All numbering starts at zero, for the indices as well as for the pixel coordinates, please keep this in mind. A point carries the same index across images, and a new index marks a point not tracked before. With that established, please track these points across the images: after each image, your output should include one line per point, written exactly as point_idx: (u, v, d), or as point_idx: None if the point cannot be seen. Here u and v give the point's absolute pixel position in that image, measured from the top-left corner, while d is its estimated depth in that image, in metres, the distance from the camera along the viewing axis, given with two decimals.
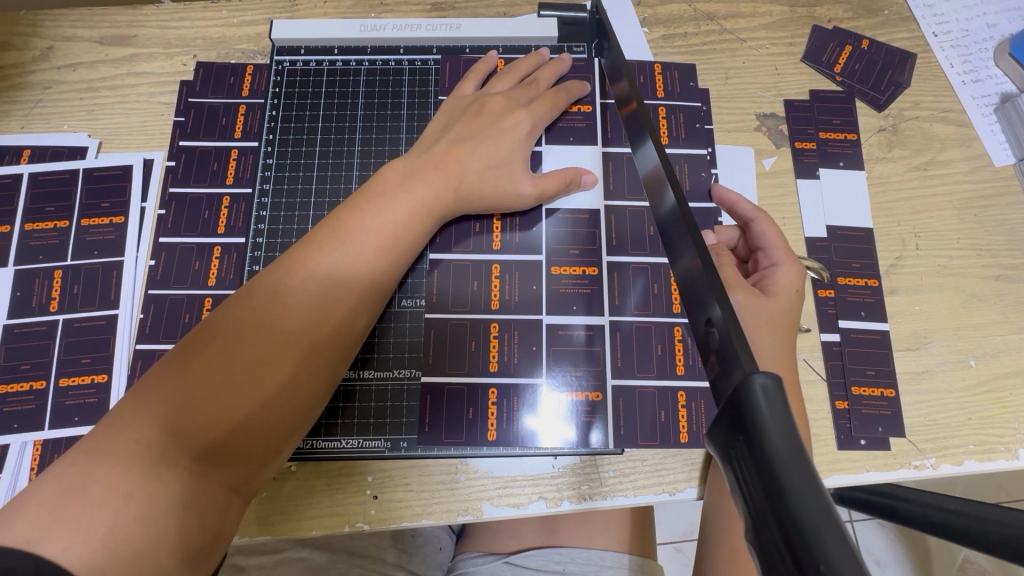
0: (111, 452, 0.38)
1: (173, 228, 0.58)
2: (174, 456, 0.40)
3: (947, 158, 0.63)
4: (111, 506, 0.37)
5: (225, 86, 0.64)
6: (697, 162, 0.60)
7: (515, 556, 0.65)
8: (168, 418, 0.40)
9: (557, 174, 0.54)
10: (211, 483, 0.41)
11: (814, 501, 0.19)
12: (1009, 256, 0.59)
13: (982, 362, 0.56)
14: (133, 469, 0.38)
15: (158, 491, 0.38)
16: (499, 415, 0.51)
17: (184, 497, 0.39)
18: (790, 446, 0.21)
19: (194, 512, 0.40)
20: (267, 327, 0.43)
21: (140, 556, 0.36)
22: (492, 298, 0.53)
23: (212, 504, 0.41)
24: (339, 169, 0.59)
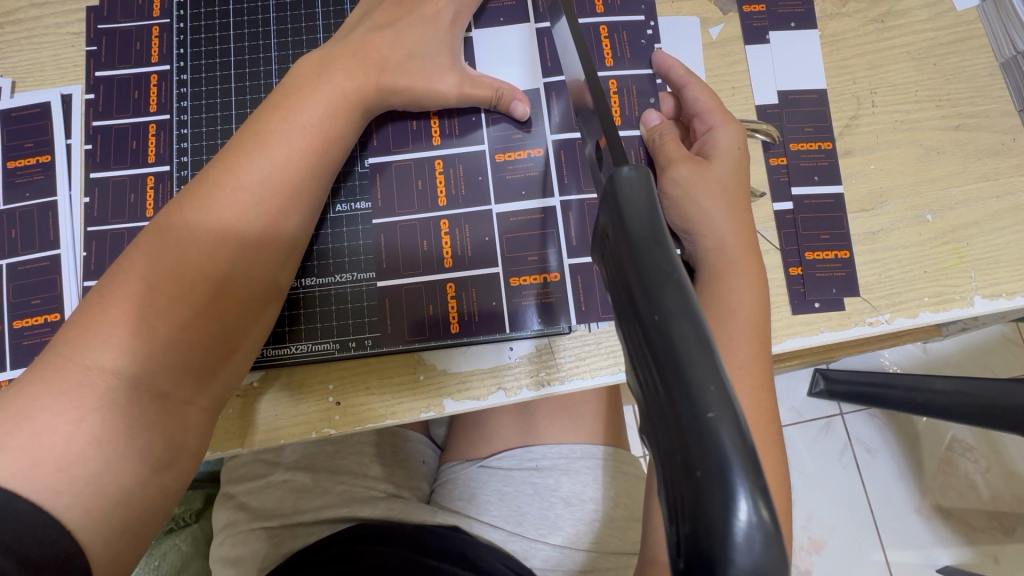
0: (66, 377, 0.38)
1: (102, 162, 0.57)
2: (129, 379, 0.39)
3: (907, 6, 0.59)
4: (64, 430, 0.37)
5: (133, 7, 0.60)
6: (637, 28, 0.57)
7: (490, 459, 0.67)
8: (113, 343, 0.39)
9: (486, 81, 0.50)
10: (171, 405, 0.41)
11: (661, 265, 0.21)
12: (970, 103, 0.57)
13: (939, 215, 0.55)
14: (82, 394, 0.38)
15: (111, 413, 0.38)
16: (459, 308, 0.50)
17: (141, 419, 0.39)
18: (646, 226, 0.23)
19: (155, 433, 0.40)
20: (205, 238, 0.42)
21: (98, 477, 0.37)
22: (438, 194, 0.51)
23: (175, 426, 0.41)
24: (257, 77, 0.57)
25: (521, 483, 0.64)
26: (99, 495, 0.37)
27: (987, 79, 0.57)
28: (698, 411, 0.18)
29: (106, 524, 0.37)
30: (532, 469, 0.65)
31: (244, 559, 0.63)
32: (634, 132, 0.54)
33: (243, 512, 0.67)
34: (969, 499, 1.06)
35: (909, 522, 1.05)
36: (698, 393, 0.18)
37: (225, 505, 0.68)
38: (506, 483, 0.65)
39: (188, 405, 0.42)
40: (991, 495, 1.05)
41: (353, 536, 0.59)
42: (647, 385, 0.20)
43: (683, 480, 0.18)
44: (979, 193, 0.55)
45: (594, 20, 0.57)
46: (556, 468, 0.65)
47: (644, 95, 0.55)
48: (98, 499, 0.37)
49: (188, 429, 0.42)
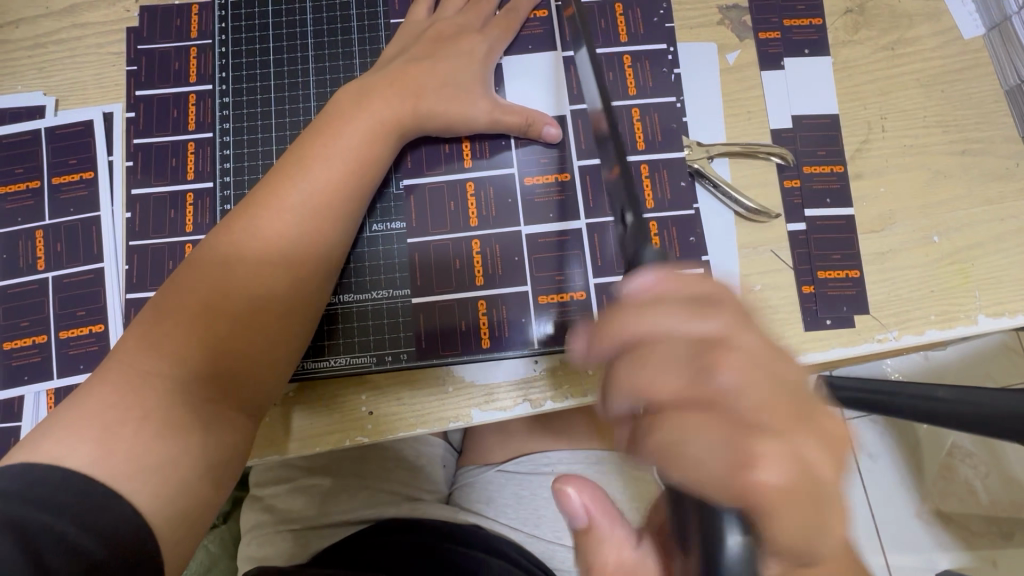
0: (131, 379, 0.41)
1: (143, 178, 0.59)
2: (189, 381, 0.42)
3: (916, 35, 0.61)
4: (131, 424, 0.39)
5: (173, 29, 0.62)
6: (659, 55, 0.60)
7: (507, 464, 0.70)
8: (171, 354, 0.42)
9: (519, 111, 0.53)
10: (225, 408, 0.43)
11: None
12: (976, 129, 0.59)
13: (946, 237, 0.57)
14: (145, 394, 0.40)
15: (173, 411, 0.41)
16: (490, 323, 0.52)
17: (199, 416, 0.42)
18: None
19: (210, 433, 0.42)
20: (254, 256, 0.45)
21: (163, 467, 0.39)
22: (470, 215, 0.54)
23: (226, 429, 0.43)
24: (297, 101, 0.59)
25: (537, 487, 0.67)
26: (164, 483, 0.39)
27: (992, 105, 0.60)
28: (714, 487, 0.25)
29: (173, 513, 0.39)
30: (548, 474, 0.68)
31: (271, 559, 0.66)
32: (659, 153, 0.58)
33: (270, 514, 0.69)
34: (968, 505, 1.08)
35: (909, 526, 1.08)
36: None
37: (253, 507, 0.71)
38: (523, 486, 0.67)
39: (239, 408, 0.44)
40: (992, 502, 1.07)
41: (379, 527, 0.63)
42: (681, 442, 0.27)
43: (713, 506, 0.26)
44: (984, 216, 0.57)
45: (619, 49, 0.60)
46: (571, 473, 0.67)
47: (667, 119, 0.58)
48: (163, 488, 0.39)
49: (237, 432, 0.44)
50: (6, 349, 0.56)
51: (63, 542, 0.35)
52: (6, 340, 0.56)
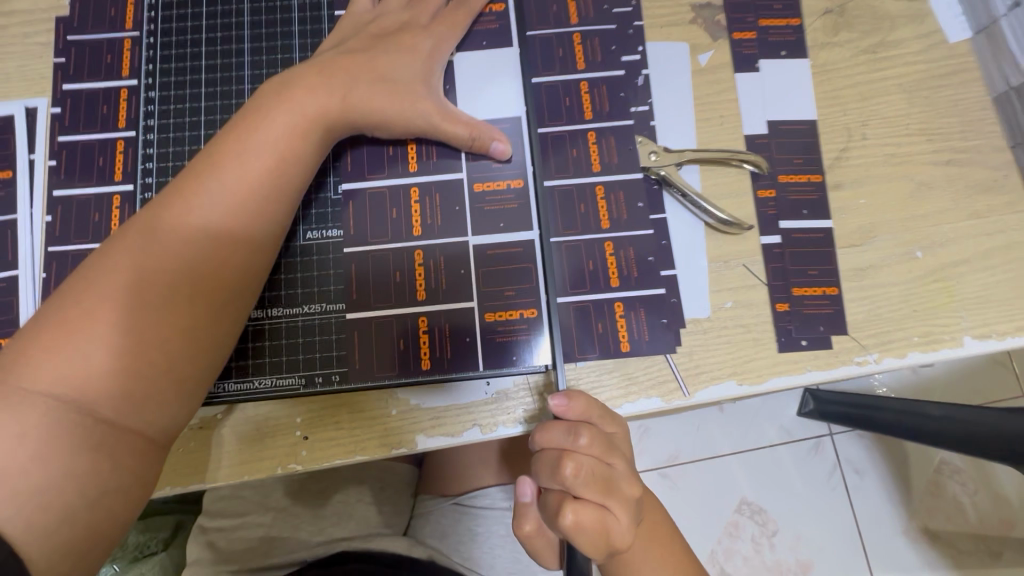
0: (6, 394, 0.36)
1: (67, 179, 0.55)
2: (71, 399, 0.37)
3: (898, 37, 0.58)
4: (4, 441, 0.35)
5: (105, 19, 0.58)
6: (617, 83, 0.55)
7: (464, 497, 0.65)
8: (56, 368, 0.37)
9: (466, 117, 0.49)
10: (126, 427, 0.38)
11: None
12: (961, 138, 0.56)
13: (929, 252, 0.53)
14: (20, 413, 0.36)
15: (54, 432, 0.36)
16: (430, 344, 0.48)
17: (86, 438, 0.37)
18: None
19: (102, 457, 0.37)
20: (156, 262, 0.40)
21: (42, 490, 0.35)
22: (413, 224, 0.49)
23: (128, 450, 0.38)
24: (229, 97, 0.55)
25: (494, 522, 0.64)
26: (43, 508, 0.35)
27: (979, 112, 0.56)
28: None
29: (55, 544, 0.35)
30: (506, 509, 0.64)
31: None
32: (628, 174, 0.53)
33: (209, 551, 0.63)
34: (956, 522, 1.04)
35: (898, 549, 1.04)
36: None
37: (193, 541, 0.64)
38: (478, 522, 0.64)
39: (136, 431, 0.39)
40: (980, 520, 1.04)
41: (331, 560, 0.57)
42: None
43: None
44: (970, 231, 0.54)
45: (575, 77, 0.55)
46: None
47: (623, 142, 0.54)
48: (41, 514, 0.35)
49: (144, 454, 0.39)
50: None
51: None
52: None
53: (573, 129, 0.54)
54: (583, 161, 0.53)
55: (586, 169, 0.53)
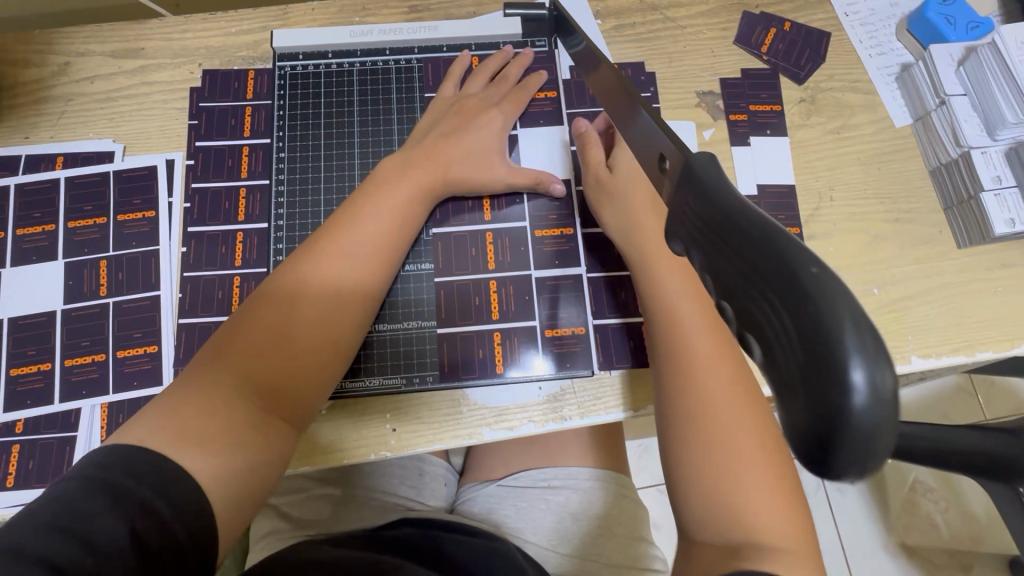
0: (204, 388, 0.48)
1: (199, 218, 0.67)
2: (246, 389, 0.48)
3: (857, 122, 0.74)
4: (201, 417, 0.46)
5: (231, 91, 0.71)
6: None
7: (507, 479, 0.80)
8: (237, 364, 0.49)
9: (528, 171, 0.64)
10: (275, 413, 0.50)
11: (771, 240, 0.21)
12: (907, 201, 0.71)
13: (883, 289, 0.68)
14: (216, 401, 0.47)
15: (233, 414, 0.47)
16: (504, 352, 0.62)
17: (256, 419, 0.48)
18: (720, 181, 0.26)
19: (259, 433, 0.48)
20: (317, 290, 0.53)
21: (224, 454, 0.45)
22: (489, 260, 0.64)
23: (275, 432, 0.50)
24: (342, 158, 0.69)
25: (534, 499, 0.76)
26: (224, 468, 0.45)
27: (920, 182, 0.72)
28: (847, 337, 0.18)
29: (230, 496, 0.45)
30: (545, 487, 0.77)
31: None
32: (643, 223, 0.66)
33: (285, 521, 0.77)
34: (931, 539, 1.17)
35: (876, 557, 1.16)
36: (816, 293, 0.19)
37: (269, 514, 0.78)
38: (521, 499, 0.77)
39: (280, 416, 0.50)
40: (951, 534, 1.17)
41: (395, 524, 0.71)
42: (780, 345, 0.20)
43: (744, 280, 0.22)
44: (914, 273, 0.69)
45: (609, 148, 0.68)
46: (566, 487, 0.77)
47: None
48: (221, 472, 0.45)
49: (284, 435, 0.51)
50: (67, 365, 0.62)
51: (156, 518, 0.40)
52: (69, 357, 0.62)
53: None
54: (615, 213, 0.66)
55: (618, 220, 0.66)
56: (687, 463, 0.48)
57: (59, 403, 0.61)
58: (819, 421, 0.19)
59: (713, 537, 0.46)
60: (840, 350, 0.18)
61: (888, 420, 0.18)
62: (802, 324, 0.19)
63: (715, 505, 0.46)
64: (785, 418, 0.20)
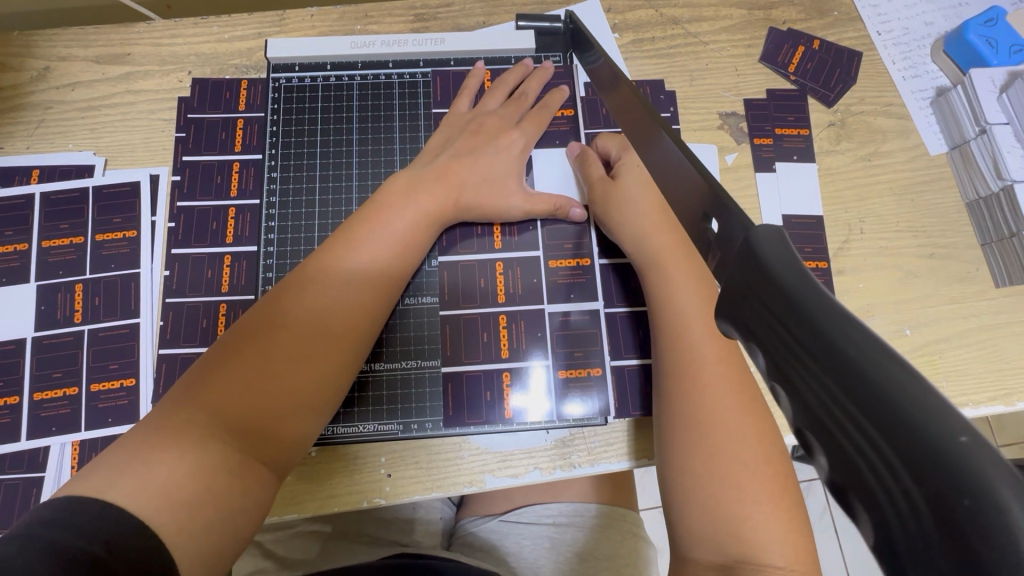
0: (171, 428, 0.41)
1: (184, 239, 0.62)
2: (221, 429, 0.42)
3: (889, 148, 0.70)
4: (166, 463, 0.39)
5: (222, 101, 0.66)
6: None
7: (510, 515, 0.75)
8: (210, 400, 0.43)
9: (545, 197, 0.60)
10: (252, 456, 0.43)
11: (887, 381, 0.16)
12: (941, 236, 0.67)
13: (916, 330, 0.64)
14: (185, 442, 0.41)
15: (204, 458, 0.41)
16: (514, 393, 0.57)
17: (230, 464, 0.41)
18: (793, 269, 0.21)
19: (235, 480, 0.41)
20: (306, 318, 0.48)
21: (189, 507, 0.39)
22: (498, 291, 0.60)
23: (253, 477, 0.43)
24: (339, 178, 0.64)
25: (538, 536, 0.72)
26: (188, 524, 0.38)
27: (955, 215, 0.68)
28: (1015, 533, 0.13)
29: (200, 553, 0.38)
30: (550, 524, 0.73)
31: None
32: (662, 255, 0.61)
33: (269, 560, 0.72)
34: None
35: None
36: (969, 477, 0.14)
37: (252, 551, 0.73)
38: (524, 535, 0.72)
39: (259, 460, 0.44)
40: None
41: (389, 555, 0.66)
42: (899, 521, 0.14)
43: (841, 416, 0.16)
44: (950, 313, 0.64)
45: None
46: (572, 524, 0.72)
47: None
48: (190, 524, 0.38)
49: (262, 482, 0.44)
50: (37, 400, 0.57)
51: None
52: (38, 390, 0.58)
53: None
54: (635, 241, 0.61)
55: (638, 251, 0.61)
56: (688, 472, 0.44)
57: (26, 441, 0.56)
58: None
59: (706, 553, 0.41)
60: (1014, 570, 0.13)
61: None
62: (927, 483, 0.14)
63: (714, 519, 0.41)
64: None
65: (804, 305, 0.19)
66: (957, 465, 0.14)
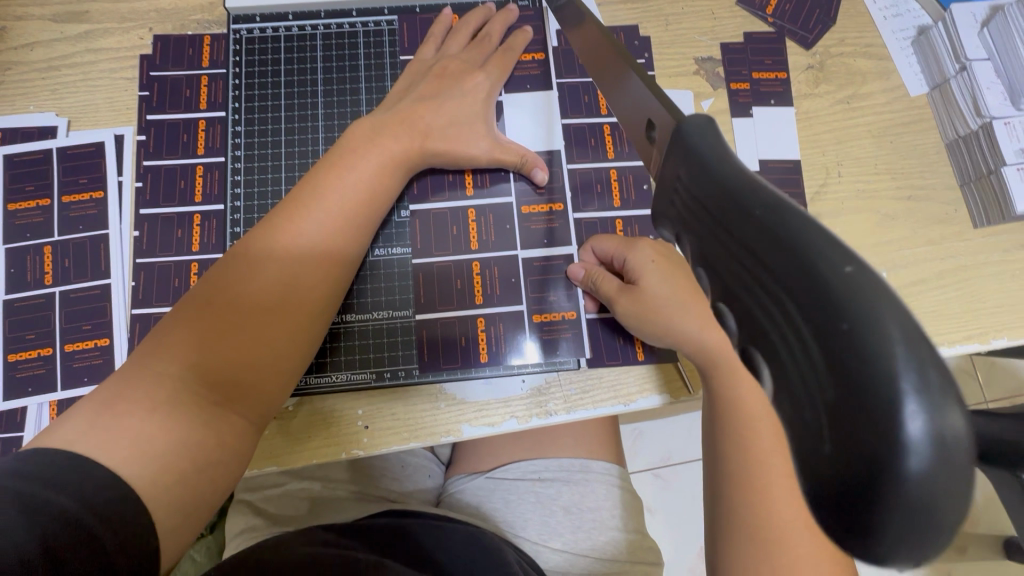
0: (140, 380, 0.41)
1: (152, 199, 0.61)
2: (193, 381, 0.42)
3: (868, 90, 0.68)
4: (138, 415, 0.40)
5: (184, 58, 0.65)
6: None
7: (496, 471, 0.75)
8: (186, 355, 0.43)
9: (513, 148, 0.59)
10: (228, 409, 0.44)
11: (780, 227, 0.15)
12: (920, 177, 0.66)
13: (893, 273, 0.63)
14: (156, 395, 0.41)
15: (177, 409, 0.41)
16: (488, 339, 0.57)
17: (203, 415, 0.42)
18: (720, 155, 0.20)
19: (211, 429, 0.42)
20: (271, 270, 0.47)
21: (164, 456, 0.39)
22: (471, 239, 0.59)
23: (228, 427, 0.43)
24: (306, 132, 0.63)
25: (524, 492, 0.72)
26: (165, 473, 0.39)
27: (934, 156, 0.67)
28: (894, 350, 0.13)
29: (173, 502, 0.39)
30: (535, 480, 0.73)
31: None
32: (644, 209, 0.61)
33: (260, 517, 0.73)
34: None
35: None
36: (853, 303, 0.13)
37: (243, 510, 0.74)
38: (510, 491, 0.73)
39: (234, 412, 0.44)
40: None
41: (379, 512, 0.67)
42: (794, 365, 0.15)
43: (749, 279, 0.16)
44: (927, 255, 0.64)
45: (598, 121, 0.63)
46: (558, 479, 0.73)
47: (641, 180, 0.62)
48: (161, 476, 0.39)
49: (240, 432, 0.44)
50: (11, 361, 0.58)
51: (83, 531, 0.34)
52: (12, 352, 0.58)
53: (597, 167, 0.62)
54: (607, 194, 0.61)
55: (611, 201, 0.61)
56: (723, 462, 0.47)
57: (3, 402, 0.56)
58: (851, 498, 0.13)
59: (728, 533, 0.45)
60: (891, 388, 0.13)
61: (971, 488, 0.13)
62: (814, 323, 0.14)
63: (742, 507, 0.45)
64: (806, 486, 0.15)
65: (723, 181, 0.19)
66: (840, 293, 0.13)
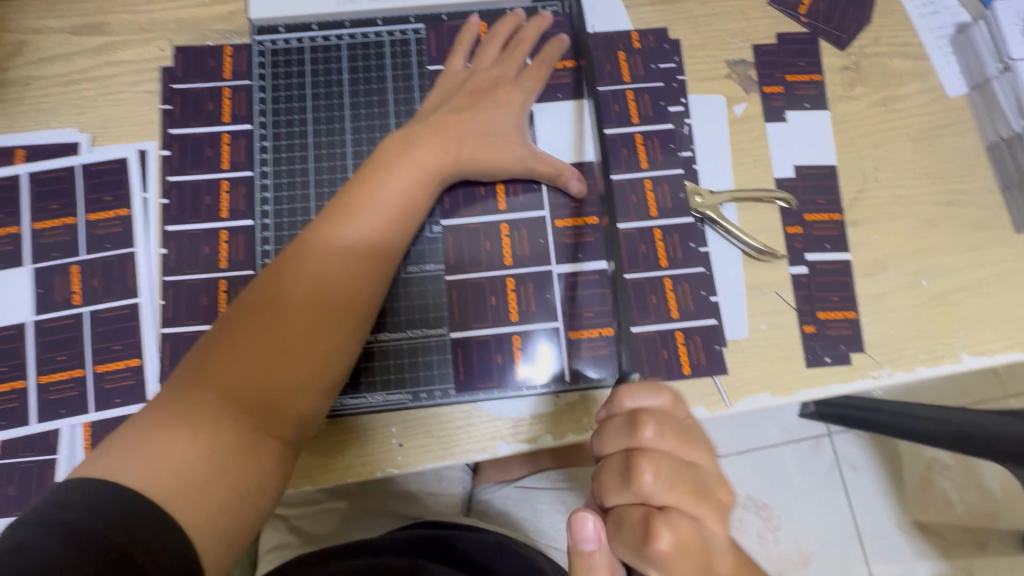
0: (181, 408, 0.41)
1: (178, 215, 0.60)
2: (235, 407, 0.42)
3: (906, 92, 0.66)
4: (180, 444, 0.39)
5: (206, 70, 0.63)
6: (667, 135, 0.64)
7: (525, 482, 0.75)
8: (227, 380, 0.42)
9: (549, 160, 0.58)
10: (269, 433, 0.43)
11: None
12: (960, 181, 0.64)
13: (933, 280, 0.62)
14: (198, 423, 0.40)
15: (218, 437, 0.40)
16: (525, 357, 0.57)
17: (244, 441, 0.41)
18: None
19: (252, 457, 0.41)
20: (308, 288, 0.46)
21: (207, 485, 0.39)
22: (505, 255, 0.58)
23: (268, 455, 0.43)
24: (334, 144, 0.62)
25: (553, 502, 0.73)
26: (207, 503, 0.38)
27: (975, 159, 0.65)
28: None
29: (216, 532, 0.39)
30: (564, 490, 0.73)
31: None
32: (683, 216, 0.61)
33: (294, 535, 0.73)
34: (948, 518, 1.03)
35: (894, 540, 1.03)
36: None
37: (277, 525, 0.74)
38: (540, 501, 0.74)
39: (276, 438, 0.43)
40: (968, 512, 1.03)
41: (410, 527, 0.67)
42: None
43: None
44: (967, 261, 0.62)
45: (631, 130, 0.64)
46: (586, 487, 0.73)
47: (676, 189, 0.62)
48: (204, 505, 0.38)
49: (280, 458, 0.43)
50: (43, 382, 0.57)
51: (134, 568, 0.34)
52: (44, 374, 0.57)
53: (631, 176, 0.62)
54: (643, 205, 0.62)
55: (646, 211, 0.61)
56: None
57: (37, 424, 0.56)
58: None
59: None
60: None
61: None
62: None
63: None
64: None
65: None
66: None
